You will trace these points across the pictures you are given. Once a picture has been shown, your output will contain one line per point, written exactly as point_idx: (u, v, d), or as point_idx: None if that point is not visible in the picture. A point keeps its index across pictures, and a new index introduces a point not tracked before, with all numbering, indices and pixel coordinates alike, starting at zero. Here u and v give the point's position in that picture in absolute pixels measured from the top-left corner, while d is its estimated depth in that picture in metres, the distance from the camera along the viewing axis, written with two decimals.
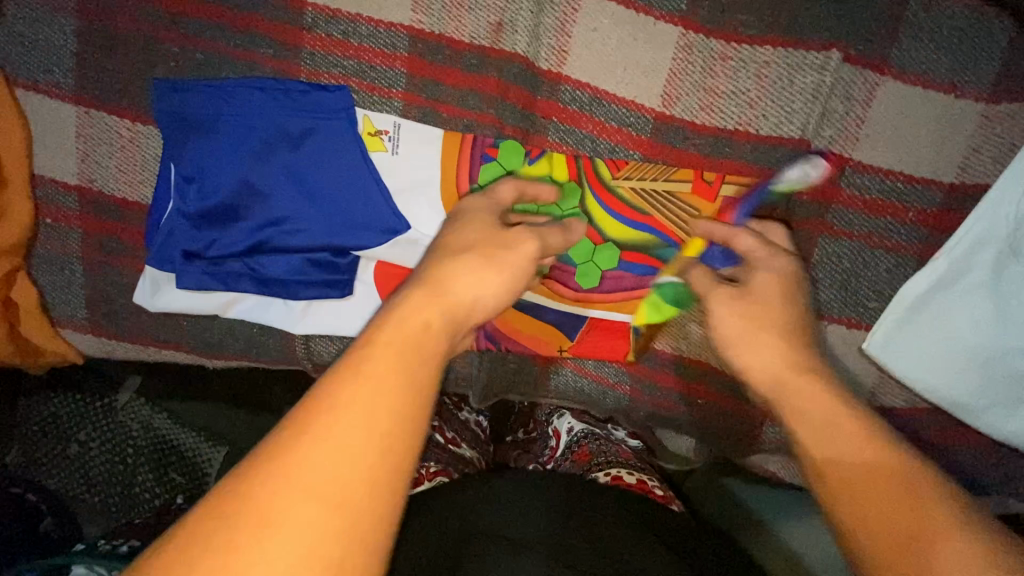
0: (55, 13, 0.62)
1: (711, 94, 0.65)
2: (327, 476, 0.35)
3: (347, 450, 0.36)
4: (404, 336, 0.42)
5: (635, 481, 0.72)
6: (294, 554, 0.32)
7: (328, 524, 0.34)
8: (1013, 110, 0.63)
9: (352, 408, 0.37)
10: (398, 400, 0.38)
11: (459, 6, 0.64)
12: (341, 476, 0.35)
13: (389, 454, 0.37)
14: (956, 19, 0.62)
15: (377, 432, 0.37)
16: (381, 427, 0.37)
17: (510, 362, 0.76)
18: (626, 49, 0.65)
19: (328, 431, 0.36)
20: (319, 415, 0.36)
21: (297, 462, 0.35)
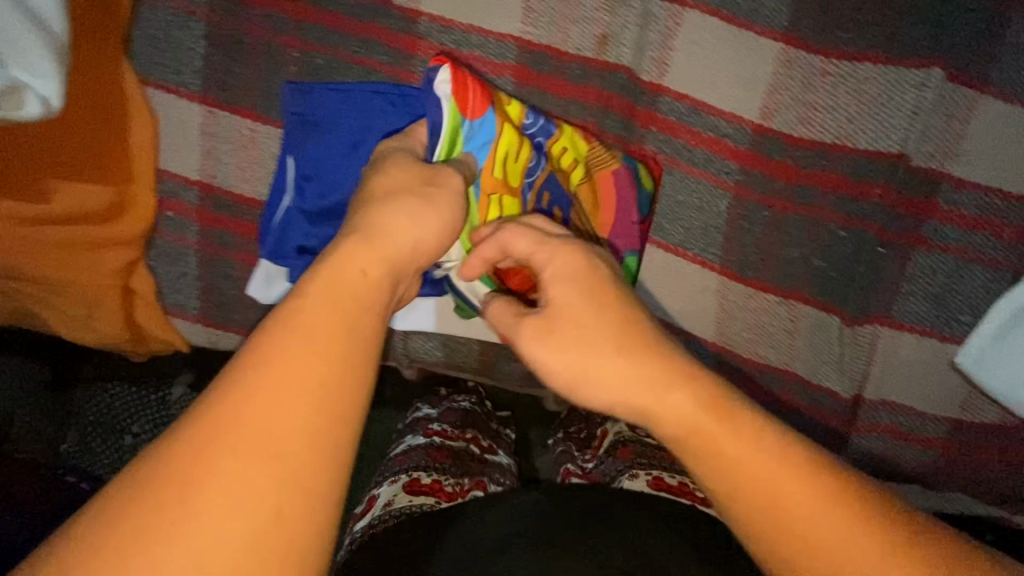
0: (186, 18, 0.66)
1: (810, 109, 0.67)
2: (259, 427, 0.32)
3: (280, 416, 0.33)
4: (338, 280, 0.39)
5: (676, 484, 0.67)
6: (228, 546, 0.30)
7: (262, 490, 0.31)
8: None
9: (230, 386, 0.33)
10: (336, 347, 0.35)
11: (568, 19, 0.67)
12: (266, 434, 0.32)
13: (323, 412, 0.33)
14: None
15: (319, 388, 0.34)
16: (317, 382, 0.34)
17: None
18: (728, 63, 0.67)
19: (256, 384, 0.33)
20: (257, 364, 0.34)
21: (240, 403, 0.32)
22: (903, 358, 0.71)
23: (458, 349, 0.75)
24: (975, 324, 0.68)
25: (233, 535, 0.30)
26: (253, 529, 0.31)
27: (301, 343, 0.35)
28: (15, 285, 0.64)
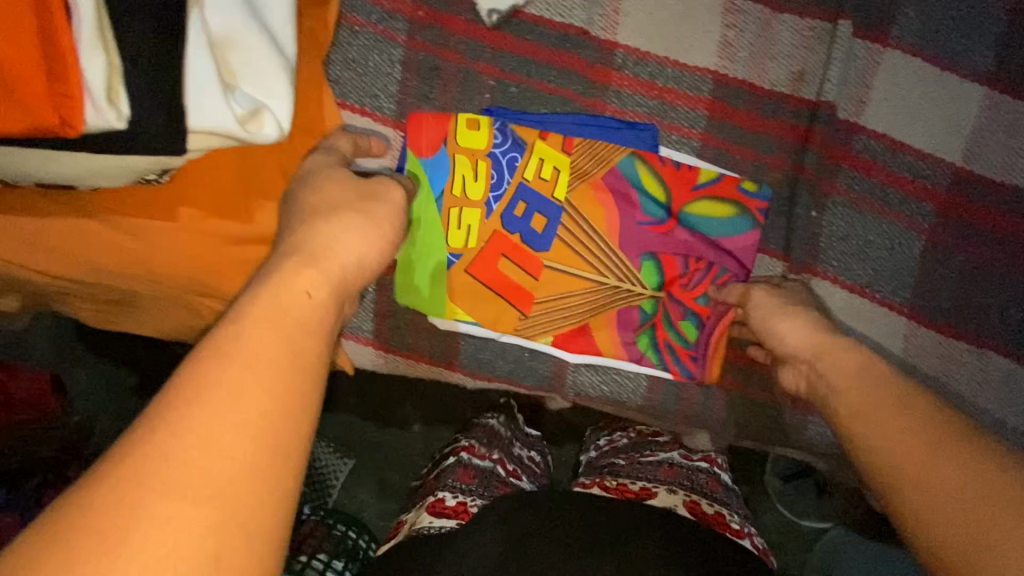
0: (385, 43, 0.66)
1: (1016, 154, 0.65)
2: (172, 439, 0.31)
3: (240, 432, 0.32)
4: (278, 305, 0.37)
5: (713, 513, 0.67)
6: (173, 552, 0.29)
7: (222, 492, 0.31)
8: None
9: (210, 382, 0.33)
10: (279, 381, 0.34)
11: (766, 54, 0.66)
12: (228, 475, 0.31)
13: (263, 453, 0.32)
14: None
15: (243, 432, 0.32)
16: (255, 417, 0.33)
17: (764, 409, 0.73)
18: (930, 103, 0.66)
19: (207, 416, 0.32)
20: (203, 391, 0.32)
21: (199, 427, 0.31)
22: None
23: (624, 382, 0.73)
24: None
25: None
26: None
27: (267, 384, 0.34)
28: (209, 305, 0.63)
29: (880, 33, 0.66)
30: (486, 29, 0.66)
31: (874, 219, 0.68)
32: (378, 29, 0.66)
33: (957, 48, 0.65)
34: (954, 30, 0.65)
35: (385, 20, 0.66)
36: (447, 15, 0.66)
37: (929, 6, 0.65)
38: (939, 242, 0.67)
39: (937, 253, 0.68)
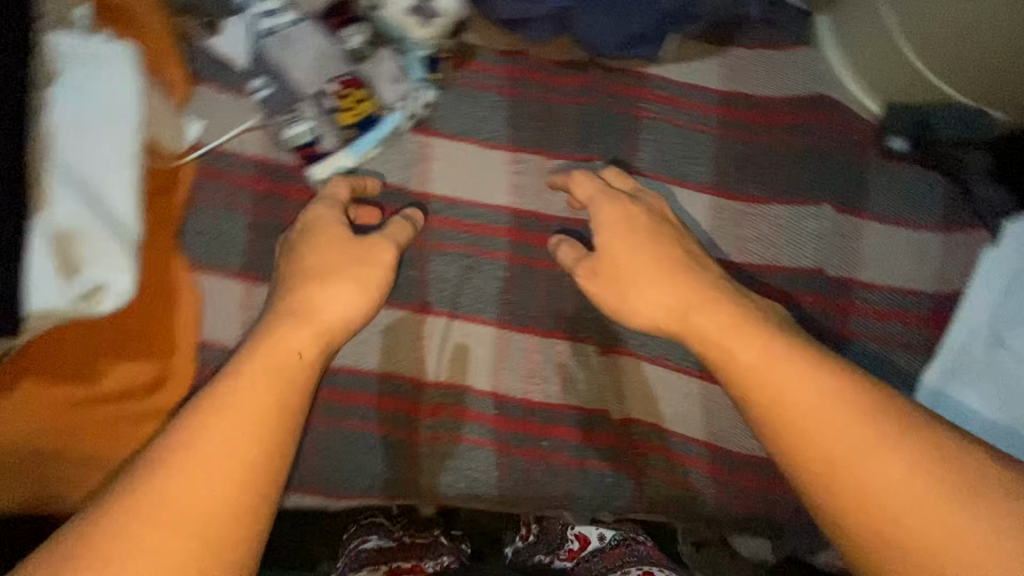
0: (230, 210, 0.78)
1: (743, 241, 0.86)
2: (210, 478, 0.51)
3: (653, 275, 0.70)
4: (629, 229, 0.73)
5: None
6: (662, 298, 0.68)
7: (652, 298, 0.69)
8: (959, 238, 0.86)
9: (615, 271, 0.73)
10: (245, 443, 0.54)
11: (546, 191, 0.86)
12: (187, 511, 0.50)
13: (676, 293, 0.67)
14: (901, 178, 0.88)
15: (233, 473, 0.52)
16: (657, 277, 0.69)
17: (606, 478, 0.83)
18: (675, 212, 0.86)
19: (203, 454, 0.52)
20: (200, 434, 0.53)
21: (211, 459, 0.52)
22: None
23: (479, 474, 0.79)
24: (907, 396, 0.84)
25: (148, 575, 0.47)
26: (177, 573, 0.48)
27: (234, 455, 0.53)
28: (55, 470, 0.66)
29: (627, 166, 0.88)
30: (319, 190, 0.80)
31: None
32: (223, 200, 0.79)
33: (684, 170, 0.88)
34: (680, 158, 0.88)
35: (232, 192, 0.79)
36: (286, 184, 0.80)
37: (657, 144, 0.89)
38: None
39: None
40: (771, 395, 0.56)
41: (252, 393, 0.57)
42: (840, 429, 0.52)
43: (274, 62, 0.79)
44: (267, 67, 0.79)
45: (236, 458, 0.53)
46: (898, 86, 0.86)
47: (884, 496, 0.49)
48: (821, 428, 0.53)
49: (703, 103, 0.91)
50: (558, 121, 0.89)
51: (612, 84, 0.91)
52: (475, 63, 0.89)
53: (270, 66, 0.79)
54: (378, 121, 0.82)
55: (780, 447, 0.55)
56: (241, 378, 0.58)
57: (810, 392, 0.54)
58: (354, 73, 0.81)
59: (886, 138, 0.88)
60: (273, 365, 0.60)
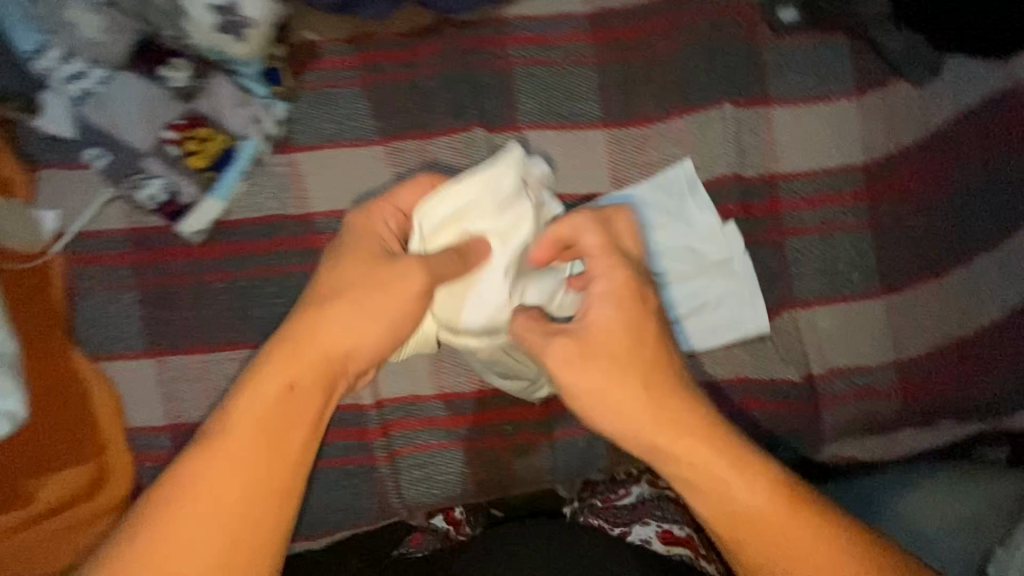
0: (117, 293, 0.75)
1: (649, 167, 0.79)
2: (272, 423, 0.53)
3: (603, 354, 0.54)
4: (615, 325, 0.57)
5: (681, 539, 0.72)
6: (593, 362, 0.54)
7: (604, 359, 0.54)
8: (882, 97, 0.77)
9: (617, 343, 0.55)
10: (268, 481, 0.52)
11: (432, 175, 0.80)
12: (211, 551, 0.49)
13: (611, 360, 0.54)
14: (805, 50, 0.79)
15: (259, 501, 0.51)
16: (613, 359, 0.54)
17: (580, 444, 0.81)
18: (572, 158, 0.80)
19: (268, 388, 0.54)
20: (208, 481, 0.51)
21: (239, 486, 0.51)
22: (828, 329, 0.79)
23: (450, 476, 0.79)
24: (863, 280, 0.78)
25: (205, 522, 0.50)
26: (238, 523, 0.50)
27: (252, 487, 0.51)
28: None
29: (510, 123, 0.81)
30: (199, 245, 0.76)
31: None
32: (109, 284, 0.76)
33: (569, 110, 0.81)
34: (563, 98, 0.81)
35: (115, 275, 0.76)
36: (165, 249, 0.76)
37: (535, 91, 0.81)
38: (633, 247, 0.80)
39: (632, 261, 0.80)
40: (703, 480, 0.52)
41: (316, 338, 0.56)
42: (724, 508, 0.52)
43: (99, 123, 0.71)
44: (93, 131, 0.72)
45: (311, 371, 0.55)
46: None
47: None
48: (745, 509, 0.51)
49: (572, 30, 0.82)
50: (425, 96, 0.82)
51: (468, 40, 0.83)
52: (320, 60, 0.82)
53: (103, 130, 0.72)
54: (235, 154, 0.77)
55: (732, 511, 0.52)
56: (270, 394, 0.54)
57: (747, 481, 0.51)
58: (193, 111, 0.75)
59: (775, 12, 0.79)
60: (298, 377, 0.55)
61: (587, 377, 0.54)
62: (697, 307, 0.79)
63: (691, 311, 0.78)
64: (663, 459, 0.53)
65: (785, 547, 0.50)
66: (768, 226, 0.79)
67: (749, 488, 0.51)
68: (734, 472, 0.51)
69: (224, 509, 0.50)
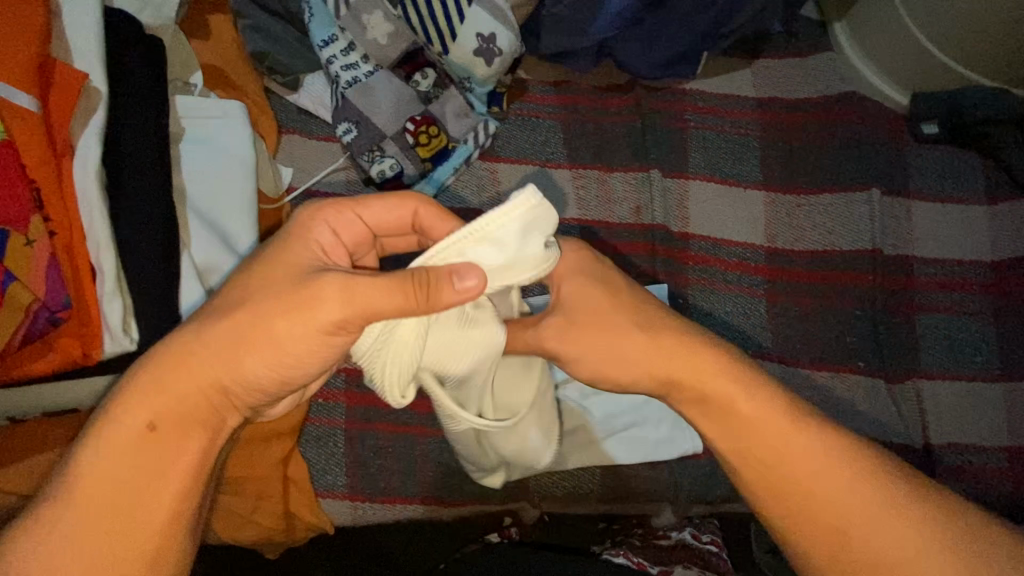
0: None
1: (800, 229, 0.90)
2: (144, 465, 0.46)
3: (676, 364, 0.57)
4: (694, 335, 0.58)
5: None
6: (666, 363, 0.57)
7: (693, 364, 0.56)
8: (1007, 209, 0.90)
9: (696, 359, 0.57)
10: (148, 474, 0.46)
11: (607, 201, 0.93)
12: (85, 541, 0.44)
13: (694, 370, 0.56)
14: (941, 159, 0.93)
15: (120, 485, 0.45)
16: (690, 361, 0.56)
17: (704, 468, 0.85)
18: (732, 209, 0.92)
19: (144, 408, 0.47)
20: (93, 457, 0.46)
21: (107, 478, 0.45)
22: (951, 403, 0.85)
23: (581, 473, 0.83)
24: (985, 362, 0.86)
25: (116, 544, 0.45)
26: (124, 545, 0.45)
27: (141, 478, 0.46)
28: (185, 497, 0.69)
29: (681, 171, 0.94)
30: None
31: (728, 296, 0.89)
32: None
33: (733, 170, 0.94)
34: (729, 160, 0.95)
35: None
36: None
37: (706, 150, 0.95)
38: (777, 293, 0.89)
39: (775, 307, 0.88)
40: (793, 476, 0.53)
41: (193, 365, 0.48)
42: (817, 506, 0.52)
43: (358, 105, 0.86)
44: (351, 110, 0.86)
45: (175, 412, 0.47)
46: (923, 79, 0.94)
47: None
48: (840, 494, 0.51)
49: (742, 109, 0.98)
50: (610, 137, 0.97)
51: (654, 101, 0.99)
52: (529, 95, 0.98)
53: (360, 111, 0.86)
54: (450, 153, 0.90)
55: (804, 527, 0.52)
56: (135, 413, 0.46)
57: (800, 429, 0.54)
58: (428, 112, 0.89)
59: (917, 125, 0.94)
60: (177, 383, 0.48)
61: (588, 341, 0.58)
62: (831, 358, 0.86)
63: (825, 362, 0.86)
64: (720, 404, 0.56)
65: (777, 461, 0.53)
66: (903, 299, 0.87)
67: (766, 403, 0.55)
68: (744, 393, 0.55)
69: (118, 526, 0.45)
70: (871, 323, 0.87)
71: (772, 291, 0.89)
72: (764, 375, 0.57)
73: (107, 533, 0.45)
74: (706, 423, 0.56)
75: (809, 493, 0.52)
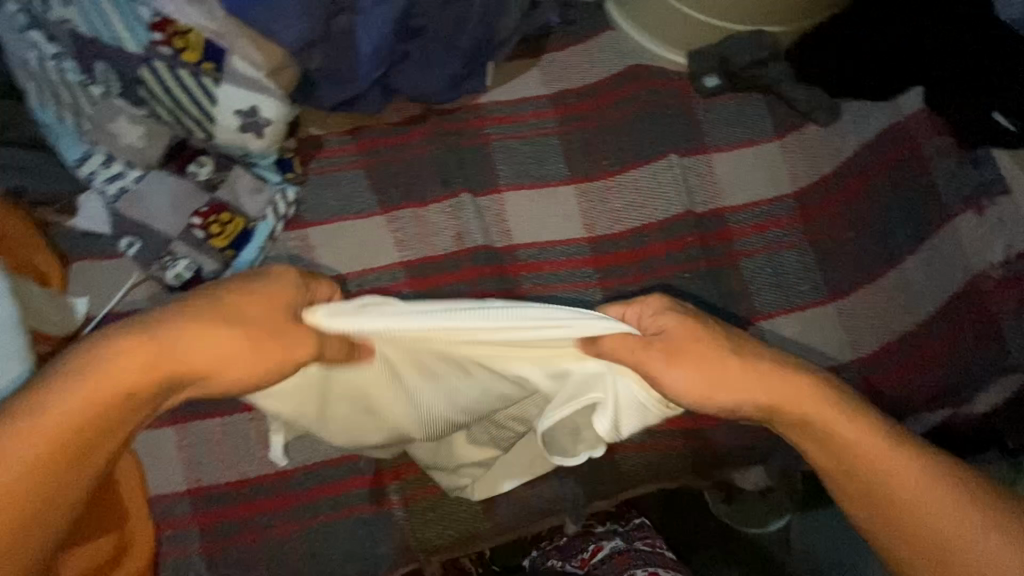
0: None
1: (615, 212, 0.92)
2: (52, 473, 0.48)
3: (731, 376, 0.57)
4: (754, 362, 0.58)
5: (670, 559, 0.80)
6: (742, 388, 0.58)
7: (773, 382, 0.58)
8: (796, 138, 0.94)
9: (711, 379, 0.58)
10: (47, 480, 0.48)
11: (426, 235, 0.92)
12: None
13: (768, 386, 0.58)
14: (727, 107, 0.96)
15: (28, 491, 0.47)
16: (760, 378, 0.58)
17: (582, 467, 0.86)
18: (548, 209, 0.93)
19: (51, 409, 0.47)
20: (18, 444, 0.46)
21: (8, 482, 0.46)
22: (794, 335, 0.88)
23: (461, 514, 0.82)
24: (813, 288, 0.89)
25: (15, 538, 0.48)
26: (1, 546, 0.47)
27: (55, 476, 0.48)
28: None
29: (492, 187, 0.94)
30: None
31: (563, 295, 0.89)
32: None
33: (541, 171, 0.95)
34: (534, 162, 0.95)
35: None
36: None
37: (510, 158, 0.96)
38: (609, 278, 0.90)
39: (611, 293, 0.89)
40: (866, 468, 0.58)
41: (175, 352, 0.49)
42: (920, 495, 0.56)
43: (138, 214, 0.82)
44: (132, 221, 0.82)
45: (80, 410, 0.48)
46: (691, 37, 0.96)
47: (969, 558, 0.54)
48: (918, 484, 0.57)
49: (535, 110, 0.99)
50: (416, 170, 0.96)
51: (450, 124, 0.99)
52: (325, 150, 0.96)
53: (139, 219, 0.82)
54: (252, 232, 0.87)
55: (862, 516, 0.59)
56: (75, 395, 0.47)
57: (855, 429, 0.58)
58: (217, 199, 0.86)
59: (700, 80, 0.97)
60: (142, 361, 0.48)
61: (688, 375, 0.56)
62: None
63: None
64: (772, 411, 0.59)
65: (867, 488, 0.58)
66: (726, 250, 0.90)
67: (872, 441, 0.58)
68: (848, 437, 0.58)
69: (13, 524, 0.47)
70: (702, 283, 0.89)
71: (604, 277, 0.90)
72: (852, 399, 0.59)
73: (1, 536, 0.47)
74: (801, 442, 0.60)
75: (921, 525, 0.56)
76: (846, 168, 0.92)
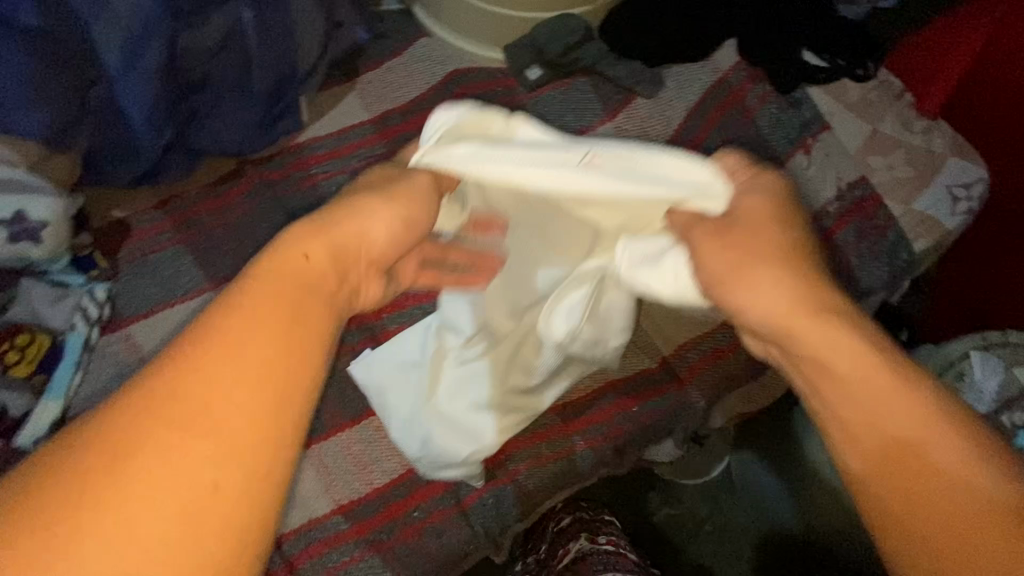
0: None
1: None
2: (174, 485, 0.35)
3: (730, 249, 0.57)
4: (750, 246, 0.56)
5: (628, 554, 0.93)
6: (763, 288, 0.53)
7: (776, 280, 0.52)
8: (627, 116, 0.93)
9: (726, 230, 0.58)
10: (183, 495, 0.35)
11: None
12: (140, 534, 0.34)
13: (784, 283, 0.52)
14: (556, 97, 0.94)
15: (186, 514, 0.35)
16: (785, 279, 0.52)
17: (488, 498, 0.82)
18: None
19: (232, 337, 0.39)
20: (127, 462, 0.35)
21: (150, 491, 0.35)
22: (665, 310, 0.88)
23: None
24: None
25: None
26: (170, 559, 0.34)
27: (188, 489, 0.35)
28: None
29: None
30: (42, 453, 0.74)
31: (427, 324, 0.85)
32: None
33: None
34: None
35: None
36: None
37: None
38: None
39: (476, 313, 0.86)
40: (865, 410, 0.44)
41: (235, 344, 0.39)
42: (937, 463, 0.40)
43: None
44: None
45: (232, 419, 0.37)
46: (501, 34, 0.93)
47: (979, 561, 0.37)
48: (938, 444, 0.41)
49: (362, 139, 0.93)
50: (244, 232, 0.87)
51: (271, 173, 0.90)
52: (133, 233, 0.85)
53: None
54: (62, 348, 0.76)
55: (862, 484, 0.43)
56: (209, 373, 0.38)
57: (857, 362, 0.46)
58: (12, 321, 0.76)
59: (522, 74, 0.94)
60: (281, 348, 0.41)
61: (717, 253, 0.58)
62: None
63: None
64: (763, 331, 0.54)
65: (867, 438, 0.44)
66: None
67: (870, 371, 0.45)
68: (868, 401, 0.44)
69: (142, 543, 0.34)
70: None
71: None
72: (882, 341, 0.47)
73: (163, 532, 0.34)
74: (807, 342, 0.49)
75: (937, 497, 0.40)
76: (680, 134, 0.92)
